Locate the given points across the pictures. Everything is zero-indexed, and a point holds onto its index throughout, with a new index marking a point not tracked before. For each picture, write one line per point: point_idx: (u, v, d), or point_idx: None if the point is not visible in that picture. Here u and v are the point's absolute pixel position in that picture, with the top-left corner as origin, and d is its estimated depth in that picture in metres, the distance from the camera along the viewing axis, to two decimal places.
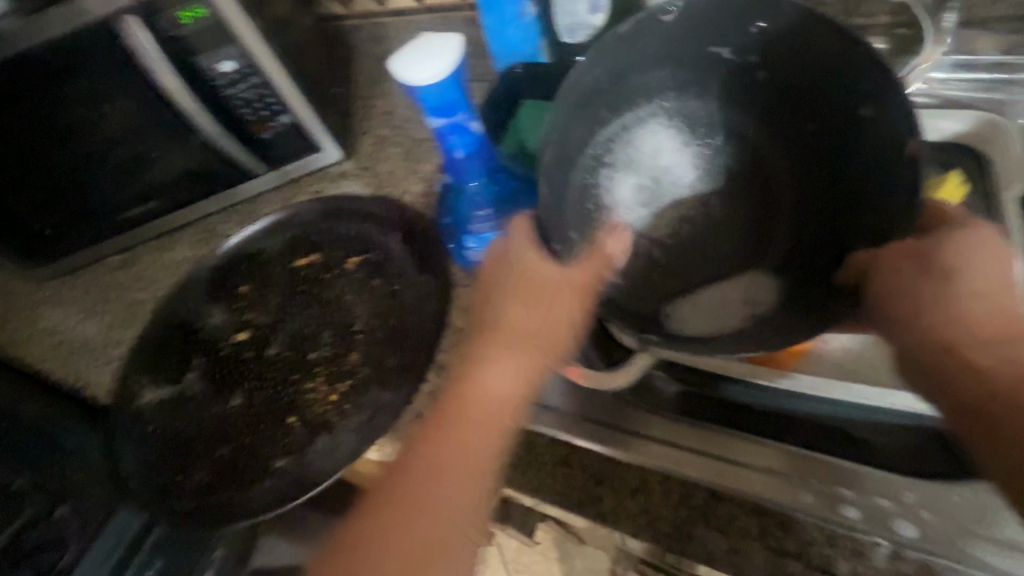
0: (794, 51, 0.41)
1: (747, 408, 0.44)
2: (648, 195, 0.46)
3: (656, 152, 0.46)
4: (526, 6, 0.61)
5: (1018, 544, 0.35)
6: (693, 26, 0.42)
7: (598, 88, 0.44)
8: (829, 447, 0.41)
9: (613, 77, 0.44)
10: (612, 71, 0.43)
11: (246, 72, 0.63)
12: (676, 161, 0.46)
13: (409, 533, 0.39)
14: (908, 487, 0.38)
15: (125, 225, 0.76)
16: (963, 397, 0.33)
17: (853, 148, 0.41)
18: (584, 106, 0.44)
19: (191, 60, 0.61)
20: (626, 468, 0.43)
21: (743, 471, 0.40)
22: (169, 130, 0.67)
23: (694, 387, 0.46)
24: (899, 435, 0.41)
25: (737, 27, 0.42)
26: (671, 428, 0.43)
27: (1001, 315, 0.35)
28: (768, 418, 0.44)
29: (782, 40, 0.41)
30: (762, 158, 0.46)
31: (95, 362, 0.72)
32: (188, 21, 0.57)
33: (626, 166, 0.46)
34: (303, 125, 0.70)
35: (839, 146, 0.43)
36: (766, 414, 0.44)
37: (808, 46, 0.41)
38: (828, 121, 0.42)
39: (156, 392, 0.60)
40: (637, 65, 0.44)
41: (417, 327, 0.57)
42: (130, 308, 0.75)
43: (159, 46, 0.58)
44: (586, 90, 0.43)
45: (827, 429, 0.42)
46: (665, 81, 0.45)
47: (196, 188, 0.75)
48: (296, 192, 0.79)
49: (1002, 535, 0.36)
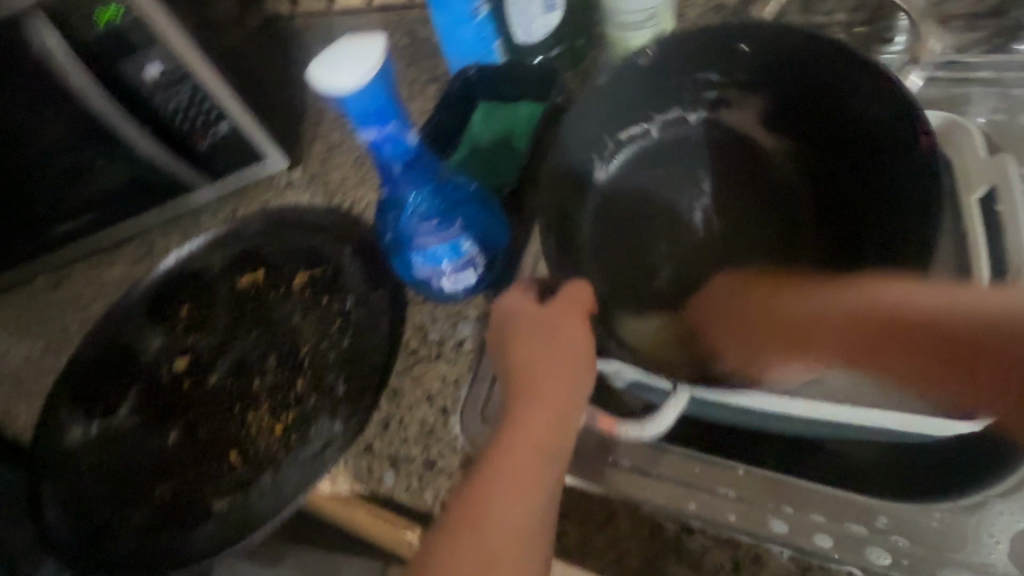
0: (792, 87, 0.48)
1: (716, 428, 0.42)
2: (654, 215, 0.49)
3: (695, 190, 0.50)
4: (480, 6, 0.58)
5: (989, 568, 0.34)
6: (684, 48, 0.45)
7: (608, 108, 0.47)
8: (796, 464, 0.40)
9: (622, 99, 0.47)
10: (620, 94, 0.47)
11: (176, 76, 0.58)
12: (678, 144, 0.52)
13: None
14: (882, 512, 0.36)
15: (52, 243, 0.70)
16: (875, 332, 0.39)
17: (895, 160, 0.43)
18: (614, 102, 0.47)
19: (111, 65, 0.56)
20: (591, 498, 0.40)
21: (708, 497, 0.38)
22: (95, 141, 0.62)
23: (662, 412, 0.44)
24: (868, 447, 0.40)
25: (730, 48, 0.46)
26: (642, 455, 0.41)
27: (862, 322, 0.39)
28: (741, 441, 0.41)
29: (770, 55, 0.46)
30: (775, 180, 0.50)
31: (25, 394, 0.64)
32: (104, 21, 0.52)
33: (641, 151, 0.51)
34: (244, 133, 0.66)
35: (857, 147, 0.46)
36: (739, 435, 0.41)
37: (806, 57, 0.44)
38: (855, 145, 0.46)
39: (85, 428, 0.56)
40: (642, 86, 0.47)
41: (368, 350, 0.53)
42: (59, 334, 0.68)
43: (71, 48, 0.53)
44: (581, 137, 0.47)
45: (798, 441, 0.41)
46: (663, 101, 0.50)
47: (132, 202, 0.69)
48: (242, 203, 0.74)
49: (977, 559, 0.35)
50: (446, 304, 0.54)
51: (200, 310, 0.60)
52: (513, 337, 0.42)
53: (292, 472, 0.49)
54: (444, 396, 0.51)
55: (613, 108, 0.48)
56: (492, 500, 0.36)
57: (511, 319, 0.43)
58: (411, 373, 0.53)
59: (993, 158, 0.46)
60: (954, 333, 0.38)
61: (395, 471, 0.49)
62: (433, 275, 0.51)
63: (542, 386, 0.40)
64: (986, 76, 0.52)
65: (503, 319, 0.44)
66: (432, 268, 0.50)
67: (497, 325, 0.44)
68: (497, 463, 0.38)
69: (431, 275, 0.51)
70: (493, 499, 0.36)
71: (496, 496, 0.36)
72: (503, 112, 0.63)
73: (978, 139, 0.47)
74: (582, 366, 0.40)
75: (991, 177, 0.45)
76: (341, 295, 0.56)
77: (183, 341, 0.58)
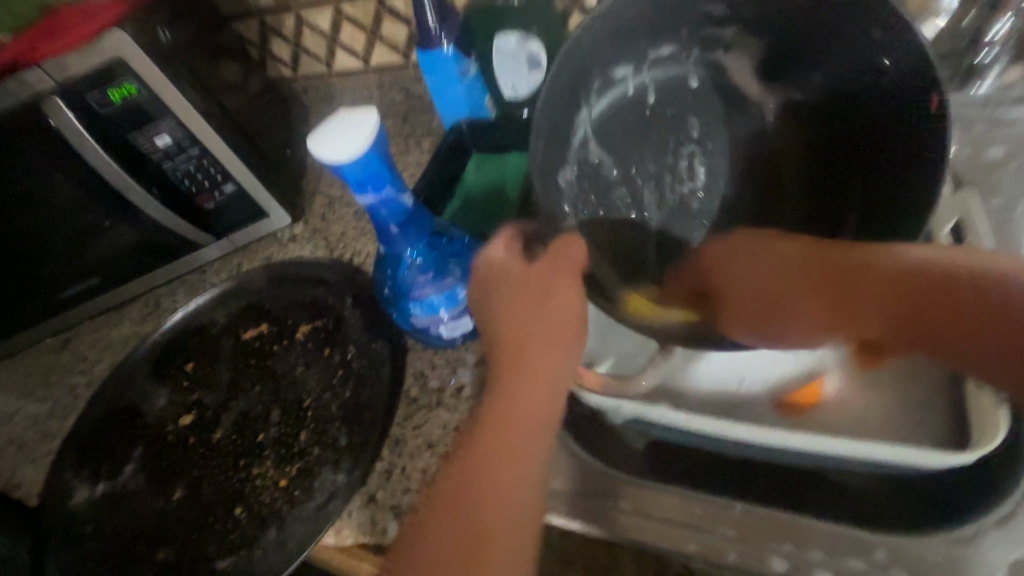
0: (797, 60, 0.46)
1: (722, 463, 0.43)
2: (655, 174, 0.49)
3: (679, 144, 0.51)
4: (468, 66, 0.61)
5: None
6: None
7: (596, 53, 0.43)
8: (799, 497, 0.40)
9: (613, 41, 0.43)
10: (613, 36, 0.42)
11: (184, 145, 0.62)
12: (664, 87, 0.50)
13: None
14: (881, 545, 0.36)
15: (61, 305, 0.72)
16: (908, 289, 0.39)
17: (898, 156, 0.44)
18: (603, 44, 0.42)
19: (124, 138, 0.59)
20: (593, 541, 0.41)
21: (709, 536, 0.38)
22: (106, 207, 0.65)
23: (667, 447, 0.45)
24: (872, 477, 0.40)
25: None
26: (642, 496, 0.41)
27: (858, 279, 0.41)
28: (745, 473, 0.42)
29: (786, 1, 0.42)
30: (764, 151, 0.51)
31: (31, 457, 0.65)
32: (118, 99, 0.56)
33: (624, 96, 0.48)
34: (249, 193, 0.69)
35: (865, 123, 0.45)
36: (746, 468, 0.42)
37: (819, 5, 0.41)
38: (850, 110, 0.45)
39: (90, 489, 0.56)
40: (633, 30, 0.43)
41: (370, 400, 0.54)
42: (67, 395, 0.69)
43: (86, 125, 0.57)
44: (568, 84, 0.42)
45: (804, 474, 0.41)
46: (651, 48, 0.46)
47: (140, 262, 0.72)
48: (246, 259, 0.76)
49: None
50: (445, 351, 0.56)
51: (205, 364, 0.61)
52: (499, 301, 0.42)
53: (296, 526, 0.49)
54: (446, 443, 0.51)
55: (599, 55, 0.43)
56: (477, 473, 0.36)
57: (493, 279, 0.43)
58: (413, 422, 0.54)
59: (957, 194, 0.48)
60: (955, 290, 0.37)
61: (398, 522, 0.49)
62: (432, 323, 0.52)
63: (531, 352, 0.40)
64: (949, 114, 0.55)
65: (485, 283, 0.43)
66: (430, 317, 0.52)
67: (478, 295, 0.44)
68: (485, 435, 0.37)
69: (429, 324, 0.53)
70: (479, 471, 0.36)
71: (484, 473, 0.36)
72: (490, 160, 0.67)
73: (943, 176, 0.50)
74: (574, 333, 0.41)
75: (959, 211, 0.47)
76: (342, 345, 0.58)
77: (189, 397, 0.60)
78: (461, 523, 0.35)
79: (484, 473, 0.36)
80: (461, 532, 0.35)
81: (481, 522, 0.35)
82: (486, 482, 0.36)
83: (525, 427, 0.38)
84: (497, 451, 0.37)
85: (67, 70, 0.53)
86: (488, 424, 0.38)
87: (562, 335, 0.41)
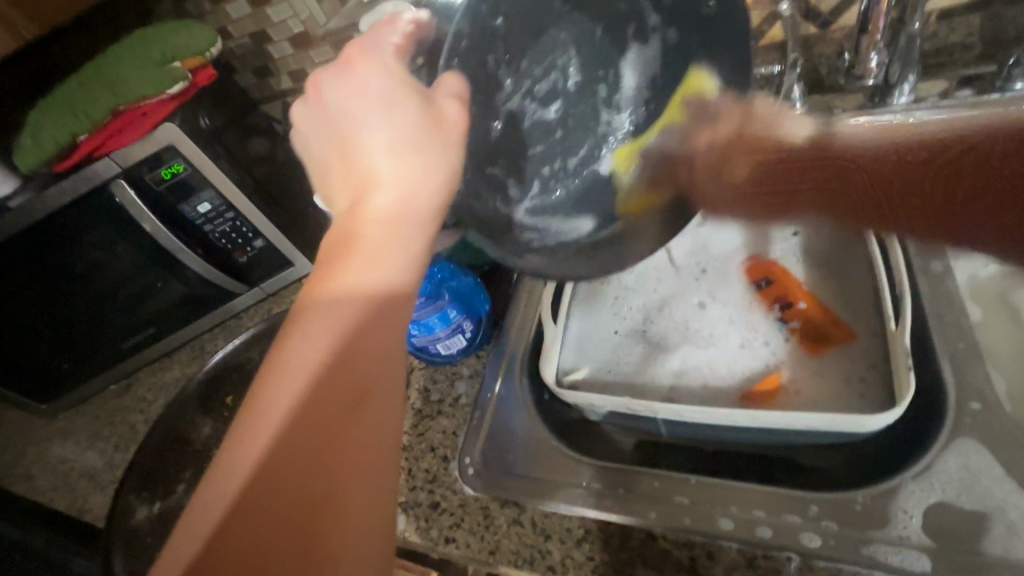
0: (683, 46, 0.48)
1: (697, 447, 0.51)
2: (483, 156, 0.44)
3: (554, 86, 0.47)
4: None
5: (908, 541, 0.39)
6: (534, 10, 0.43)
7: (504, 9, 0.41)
8: (762, 476, 0.47)
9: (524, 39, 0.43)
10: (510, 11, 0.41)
11: (222, 210, 0.74)
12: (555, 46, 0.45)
13: (257, 517, 0.28)
14: (814, 502, 0.42)
15: (123, 354, 0.83)
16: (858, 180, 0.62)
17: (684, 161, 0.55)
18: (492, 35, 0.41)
19: (175, 208, 0.72)
20: (568, 518, 0.46)
21: (667, 505, 0.44)
22: (160, 266, 0.77)
23: (646, 435, 0.53)
24: (831, 457, 0.48)
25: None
26: (610, 474, 0.48)
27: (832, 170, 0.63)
28: (712, 458, 0.50)
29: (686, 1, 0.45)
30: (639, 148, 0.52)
31: (99, 486, 0.74)
32: (169, 176, 0.69)
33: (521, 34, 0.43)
34: (275, 247, 0.80)
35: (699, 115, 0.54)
36: (715, 452, 0.50)
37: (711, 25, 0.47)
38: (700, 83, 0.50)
39: (147, 508, 0.64)
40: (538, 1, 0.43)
41: None
42: (128, 432, 0.80)
43: (143, 199, 0.69)
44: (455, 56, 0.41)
45: (773, 458, 0.49)
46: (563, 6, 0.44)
47: (187, 312, 0.83)
48: (275, 304, 0.87)
49: (896, 534, 0.40)
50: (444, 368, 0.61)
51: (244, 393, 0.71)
52: (367, 112, 0.35)
53: None
54: None
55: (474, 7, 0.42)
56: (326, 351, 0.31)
57: (372, 70, 0.36)
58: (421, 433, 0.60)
59: None
60: (817, 187, 0.63)
61: (404, 516, 0.51)
62: (430, 346, 0.58)
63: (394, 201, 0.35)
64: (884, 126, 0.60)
65: (352, 86, 0.36)
66: (424, 338, 0.57)
67: (343, 87, 0.36)
68: (342, 299, 0.32)
69: (428, 349, 0.58)
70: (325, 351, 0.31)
71: (327, 356, 0.31)
72: None
73: None
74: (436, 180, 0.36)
75: None
76: None
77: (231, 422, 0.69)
78: (325, 380, 0.30)
79: (334, 333, 0.31)
80: (329, 394, 0.30)
81: (334, 480, 0.29)
82: (335, 346, 0.31)
83: (385, 266, 0.34)
84: (351, 337, 0.31)
85: (130, 156, 0.65)
86: (319, 351, 0.31)
87: (430, 184, 0.36)
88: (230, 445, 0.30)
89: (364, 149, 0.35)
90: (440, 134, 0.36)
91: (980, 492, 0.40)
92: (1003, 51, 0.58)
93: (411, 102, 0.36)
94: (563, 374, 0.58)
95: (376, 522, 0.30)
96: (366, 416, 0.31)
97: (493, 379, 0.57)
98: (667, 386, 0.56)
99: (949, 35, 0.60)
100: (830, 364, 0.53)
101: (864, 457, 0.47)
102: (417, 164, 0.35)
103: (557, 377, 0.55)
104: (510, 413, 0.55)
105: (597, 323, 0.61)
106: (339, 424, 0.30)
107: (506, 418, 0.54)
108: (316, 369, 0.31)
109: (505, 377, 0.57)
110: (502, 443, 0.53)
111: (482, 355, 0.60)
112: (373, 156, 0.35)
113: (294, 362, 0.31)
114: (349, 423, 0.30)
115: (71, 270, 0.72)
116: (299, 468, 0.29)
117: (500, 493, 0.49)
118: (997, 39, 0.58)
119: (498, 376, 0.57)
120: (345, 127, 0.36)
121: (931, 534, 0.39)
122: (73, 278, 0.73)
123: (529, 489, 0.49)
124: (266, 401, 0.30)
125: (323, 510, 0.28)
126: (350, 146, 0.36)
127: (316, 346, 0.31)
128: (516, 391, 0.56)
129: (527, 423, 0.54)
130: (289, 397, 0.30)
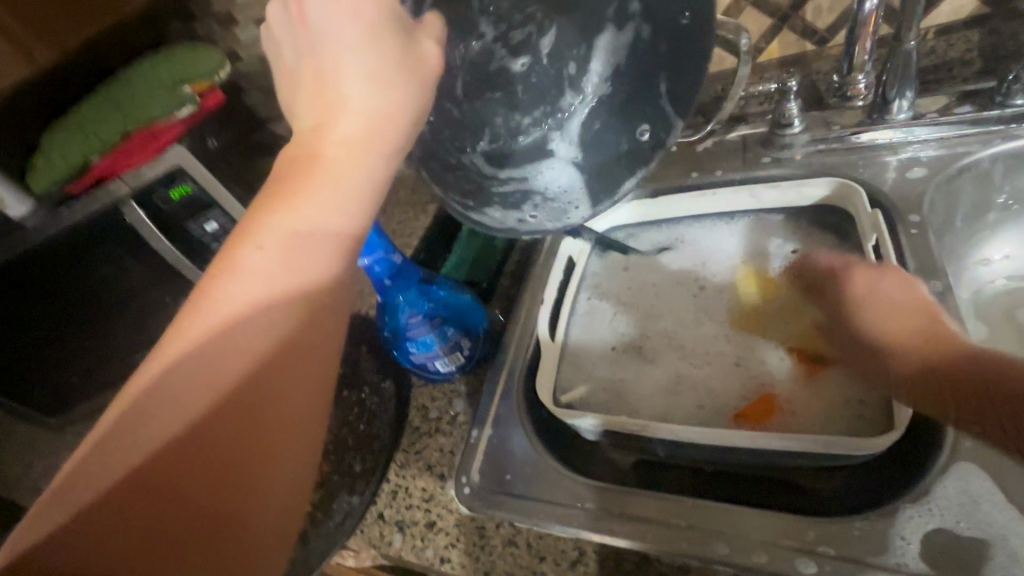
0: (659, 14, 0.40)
1: (695, 468, 0.50)
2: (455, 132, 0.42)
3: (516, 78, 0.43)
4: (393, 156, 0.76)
5: (907, 568, 0.38)
6: None
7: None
8: (760, 497, 0.47)
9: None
10: None
11: (228, 227, 0.76)
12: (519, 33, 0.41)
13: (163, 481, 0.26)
14: (811, 527, 0.41)
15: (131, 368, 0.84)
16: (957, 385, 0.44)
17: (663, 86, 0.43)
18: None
19: (183, 227, 0.74)
20: (562, 539, 0.46)
21: (664, 528, 0.44)
22: (168, 282, 0.78)
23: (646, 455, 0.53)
24: (833, 479, 0.47)
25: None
26: (609, 497, 0.47)
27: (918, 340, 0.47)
28: (710, 479, 0.50)
29: None
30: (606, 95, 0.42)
31: None
32: (177, 196, 0.70)
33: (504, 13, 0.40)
34: None
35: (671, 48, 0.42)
36: (713, 473, 0.50)
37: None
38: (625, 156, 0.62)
39: None
40: None
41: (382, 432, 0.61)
42: None
43: (152, 218, 0.71)
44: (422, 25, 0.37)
45: (772, 479, 0.48)
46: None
47: None
48: None
49: (895, 560, 0.39)
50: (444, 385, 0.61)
51: None
52: (348, 36, 0.31)
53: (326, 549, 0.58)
54: None
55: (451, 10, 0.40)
56: (257, 315, 0.29)
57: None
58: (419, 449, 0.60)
59: (871, 212, 0.55)
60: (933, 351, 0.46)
61: (402, 535, 0.51)
62: (429, 362, 0.58)
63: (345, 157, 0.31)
64: (883, 142, 0.59)
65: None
66: (423, 355, 0.57)
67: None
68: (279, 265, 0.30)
69: (427, 365, 0.58)
70: (255, 314, 0.29)
71: (259, 325, 0.29)
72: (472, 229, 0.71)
73: (865, 200, 0.56)
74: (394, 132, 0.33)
75: (875, 229, 0.54)
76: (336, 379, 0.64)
77: None
78: (255, 344, 0.29)
79: (246, 340, 0.29)
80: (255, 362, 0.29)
81: (252, 446, 0.29)
82: (266, 313, 0.29)
83: (306, 264, 0.30)
84: (284, 305, 0.30)
85: (140, 177, 0.67)
86: (249, 316, 0.29)
87: (387, 141, 0.33)
88: (104, 445, 0.27)
89: (335, 80, 0.31)
90: (415, 78, 0.33)
91: (981, 518, 0.40)
92: (1002, 67, 0.58)
93: (395, 41, 0.32)
94: (560, 393, 0.58)
95: (282, 506, 0.29)
96: (267, 434, 0.29)
97: (491, 398, 0.57)
98: (664, 405, 0.56)
99: (947, 50, 0.60)
100: (830, 385, 0.53)
101: (867, 478, 0.46)
102: (382, 117, 0.32)
103: (554, 398, 0.55)
104: (510, 430, 0.54)
105: (597, 341, 0.62)
106: (238, 446, 0.28)
107: (504, 435, 0.54)
108: (245, 334, 0.29)
109: (503, 393, 0.57)
110: (501, 463, 0.52)
111: (480, 372, 0.60)
112: (348, 85, 0.31)
113: (220, 321, 0.28)
114: (249, 445, 0.28)
115: (87, 281, 0.72)
116: (218, 435, 0.28)
117: (498, 514, 0.49)
118: (996, 55, 0.58)
119: (496, 395, 0.57)
120: (320, 46, 0.31)
121: (930, 561, 0.38)
122: (90, 290, 0.72)
123: (526, 511, 0.48)
124: (184, 357, 0.28)
125: (233, 480, 0.28)
126: (321, 71, 0.31)
127: (223, 351, 0.28)
128: (514, 410, 0.55)
129: (525, 442, 0.53)
130: (217, 360, 0.28)
